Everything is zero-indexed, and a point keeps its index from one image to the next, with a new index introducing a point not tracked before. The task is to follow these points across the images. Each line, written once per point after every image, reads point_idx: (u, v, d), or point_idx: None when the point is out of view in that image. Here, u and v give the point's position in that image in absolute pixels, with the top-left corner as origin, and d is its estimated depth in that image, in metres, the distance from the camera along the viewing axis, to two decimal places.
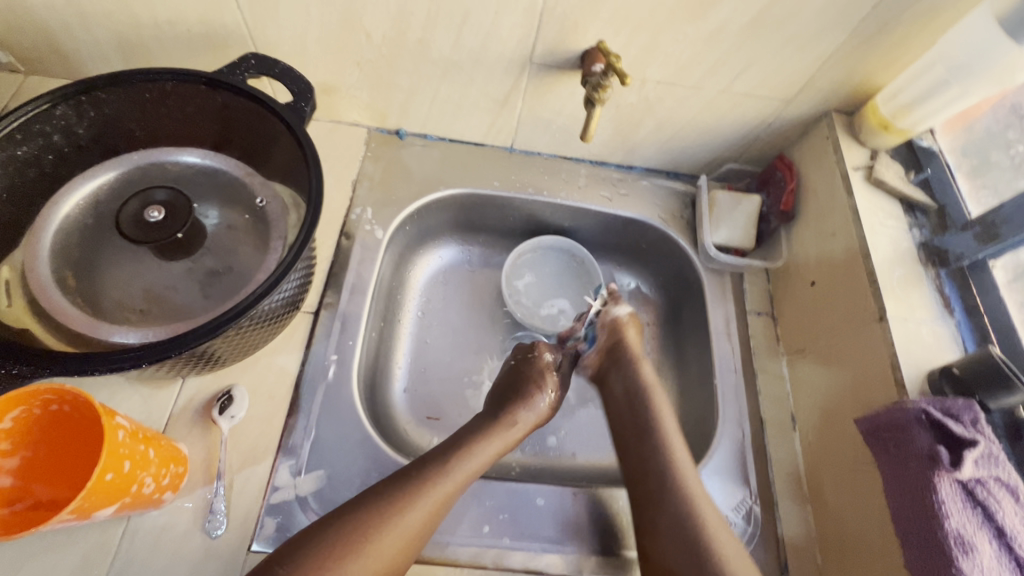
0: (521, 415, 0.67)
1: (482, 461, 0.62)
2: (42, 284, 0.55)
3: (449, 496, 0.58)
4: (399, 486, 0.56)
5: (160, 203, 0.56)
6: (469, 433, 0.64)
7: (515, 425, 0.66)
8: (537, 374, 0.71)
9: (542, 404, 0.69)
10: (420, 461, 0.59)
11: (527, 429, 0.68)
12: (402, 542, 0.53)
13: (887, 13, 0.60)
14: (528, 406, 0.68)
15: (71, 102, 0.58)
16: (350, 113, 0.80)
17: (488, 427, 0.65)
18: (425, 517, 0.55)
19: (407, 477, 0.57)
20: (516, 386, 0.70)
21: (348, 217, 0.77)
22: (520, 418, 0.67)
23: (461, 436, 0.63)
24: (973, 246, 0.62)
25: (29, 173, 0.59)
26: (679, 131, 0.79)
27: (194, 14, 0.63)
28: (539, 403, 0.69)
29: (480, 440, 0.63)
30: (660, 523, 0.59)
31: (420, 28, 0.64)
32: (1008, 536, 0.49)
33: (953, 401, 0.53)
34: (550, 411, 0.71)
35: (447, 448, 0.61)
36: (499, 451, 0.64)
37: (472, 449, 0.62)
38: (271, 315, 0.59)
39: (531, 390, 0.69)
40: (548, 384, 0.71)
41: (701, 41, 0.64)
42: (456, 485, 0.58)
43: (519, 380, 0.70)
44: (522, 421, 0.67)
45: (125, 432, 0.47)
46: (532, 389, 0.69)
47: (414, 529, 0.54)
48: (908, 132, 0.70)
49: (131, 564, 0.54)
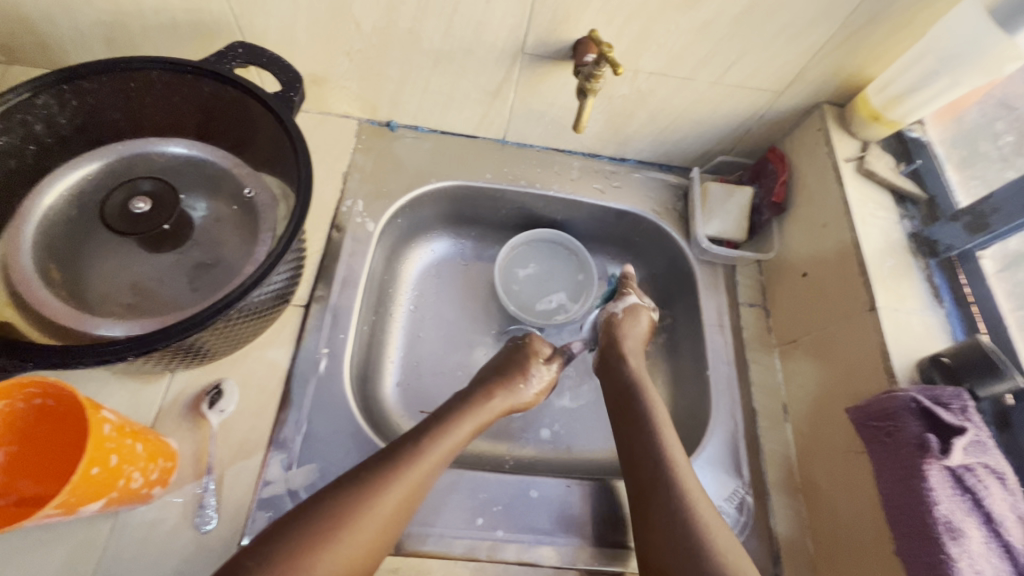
0: (502, 398, 0.66)
1: (459, 439, 0.61)
2: (25, 277, 0.54)
3: (427, 475, 0.56)
4: (376, 471, 0.54)
5: (145, 194, 0.55)
6: (450, 411, 0.63)
7: (494, 407, 0.65)
8: (523, 360, 0.70)
9: (526, 395, 0.69)
10: (397, 446, 0.57)
11: (503, 411, 0.67)
12: (381, 527, 0.52)
13: (877, 5, 0.60)
14: (512, 393, 0.67)
15: (52, 91, 0.56)
16: (340, 104, 0.79)
17: (468, 405, 0.64)
18: (397, 503, 0.53)
19: (384, 461, 0.55)
20: (502, 366, 0.70)
21: (339, 209, 0.76)
22: (501, 395, 0.66)
23: (441, 415, 0.62)
24: (962, 237, 0.63)
25: (10, 163, 0.58)
26: (672, 122, 0.79)
27: (179, 3, 0.62)
28: (522, 390, 0.69)
29: (457, 417, 0.62)
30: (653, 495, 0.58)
31: (411, 18, 0.64)
32: (996, 522, 0.49)
33: (942, 389, 0.53)
34: (533, 398, 0.70)
35: (428, 426, 0.60)
36: (476, 431, 0.64)
37: (451, 428, 0.61)
38: (260, 308, 0.58)
39: (515, 374, 0.69)
40: (533, 367, 0.71)
41: (693, 31, 0.64)
42: (434, 465, 0.57)
43: (505, 363, 0.70)
44: (499, 402, 0.66)
45: (111, 426, 0.46)
46: (517, 373, 0.69)
47: (387, 515, 0.52)
48: (899, 123, 0.70)
49: (118, 559, 0.53)
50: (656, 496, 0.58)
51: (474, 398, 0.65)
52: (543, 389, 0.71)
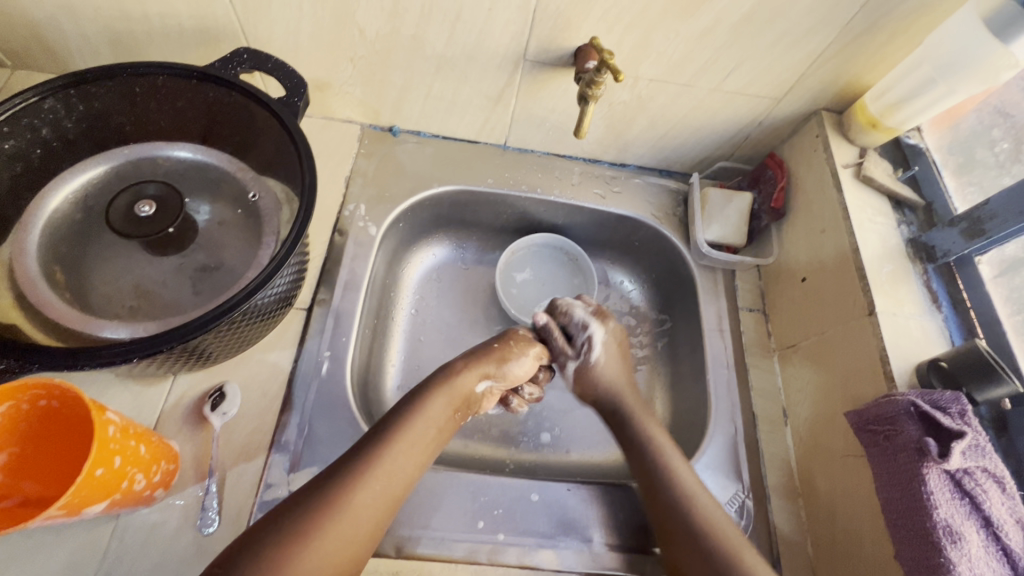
0: (480, 363, 0.66)
1: (430, 416, 0.60)
2: (30, 279, 0.54)
3: (400, 461, 0.55)
4: (349, 466, 0.53)
5: (150, 197, 0.56)
6: (418, 392, 0.62)
7: (470, 372, 0.64)
8: (505, 333, 0.71)
9: (509, 361, 0.68)
10: (368, 438, 0.56)
11: (481, 376, 0.65)
12: (359, 521, 0.51)
13: (875, 13, 0.61)
14: (493, 356, 0.67)
15: (60, 95, 0.57)
16: (344, 109, 0.80)
17: (437, 380, 0.63)
18: (377, 495, 0.53)
19: (358, 455, 0.54)
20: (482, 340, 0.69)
21: (341, 213, 0.77)
22: (478, 366, 0.65)
23: (410, 395, 0.61)
24: (960, 242, 0.63)
25: (16, 166, 0.58)
26: (673, 128, 0.80)
27: (185, 9, 0.62)
28: (505, 358, 0.68)
29: (428, 397, 0.61)
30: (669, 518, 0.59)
31: (414, 25, 0.64)
32: (995, 525, 0.49)
33: (940, 394, 0.54)
34: (513, 373, 0.68)
35: (396, 412, 0.59)
36: (448, 406, 0.62)
37: (420, 407, 0.60)
38: (263, 311, 0.59)
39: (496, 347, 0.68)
40: (516, 341, 0.70)
41: (693, 39, 0.64)
42: (408, 448, 0.57)
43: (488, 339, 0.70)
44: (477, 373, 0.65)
45: (116, 428, 0.47)
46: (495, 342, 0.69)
47: (364, 507, 0.52)
48: (896, 130, 0.71)
49: (120, 562, 0.53)
50: (674, 519, 0.58)
51: (444, 371, 0.64)
52: (529, 362, 0.70)
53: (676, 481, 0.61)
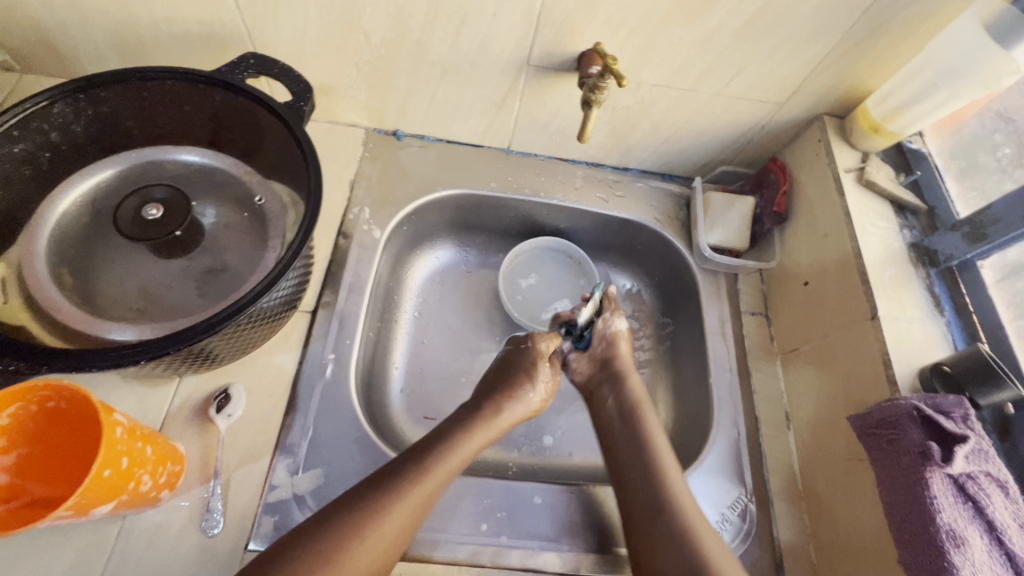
0: (509, 403, 0.66)
1: (465, 452, 0.61)
2: (39, 281, 0.55)
3: (436, 488, 0.56)
4: (392, 481, 0.55)
5: (158, 201, 0.56)
6: (453, 425, 0.63)
7: (500, 414, 0.65)
8: (528, 360, 0.70)
9: (532, 398, 0.68)
10: (403, 459, 0.58)
11: (511, 417, 0.66)
12: (395, 534, 0.53)
13: (876, 19, 0.61)
14: (518, 396, 0.67)
15: (70, 100, 0.58)
16: (348, 113, 0.80)
17: (473, 416, 0.64)
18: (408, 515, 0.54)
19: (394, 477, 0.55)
20: (507, 373, 0.69)
21: (345, 216, 0.77)
22: (506, 408, 0.66)
23: (444, 429, 0.62)
24: (962, 246, 0.64)
25: (25, 169, 0.59)
26: (675, 132, 0.80)
27: (192, 14, 0.63)
28: (529, 396, 0.68)
29: (462, 433, 0.62)
30: (646, 520, 0.59)
31: (419, 30, 0.65)
32: (998, 529, 0.49)
33: (944, 398, 0.54)
34: (538, 405, 0.70)
35: (435, 440, 0.60)
36: (481, 444, 0.62)
37: (457, 440, 0.61)
38: (268, 313, 0.59)
39: (521, 384, 0.68)
40: (538, 374, 0.69)
41: (696, 45, 0.65)
42: (444, 477, 0.57)
43: (511, 368, 0.70)
44: (508, 414, 0.66)
45: (122, 429, 0.47)
46: (523, 377, 0.68)
47: (394, 532, 0.53)
48: (899, 134, 0.71)
49: (125, 563, 0.53)
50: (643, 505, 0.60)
51: (479, 409, 0.65)
52: (545, 392, 0.70)
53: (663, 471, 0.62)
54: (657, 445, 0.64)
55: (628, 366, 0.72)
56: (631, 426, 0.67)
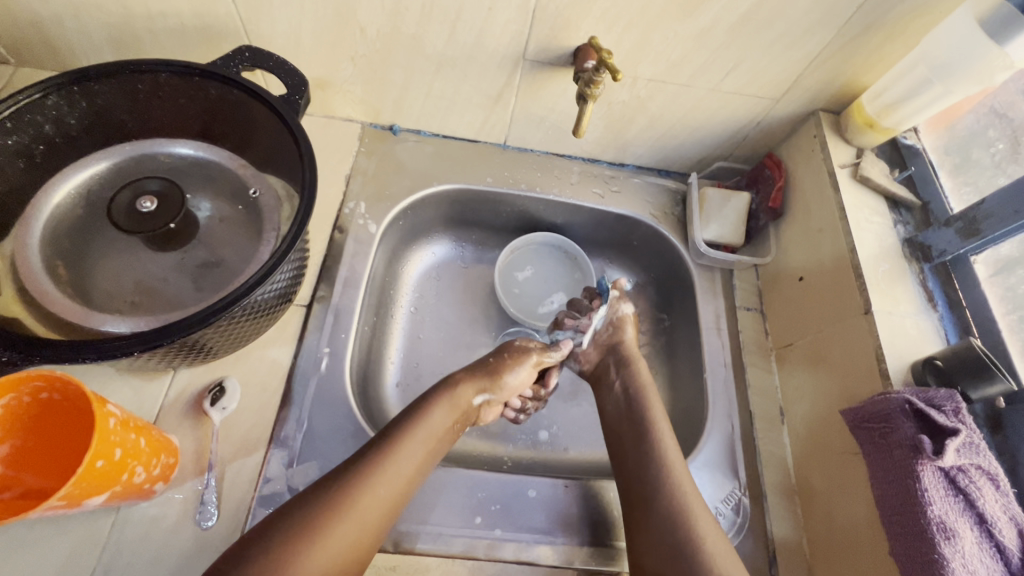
0: (475, 378, 0.66)
1: (429, 428, 0.60)
2: (32, 274, 0.55)
3: (401, 466, 0.55)
4: (362, 463, 0.54)
5: (152, 193, 0.56)
6: (419, 402, 0.62)
7: (464, 386, 0.65)
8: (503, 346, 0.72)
9: (501, 376, 0.68)
10: (374, 441, 0.57)
11: (477, 393, 0.66)
12: (366, 520, 0.52)
13: (871, 15, 0.61)
14: (485, 370, 0.67)
15: (63, 92, 0.58)
16: (344, 108, 0.80)
17: (439, 391, 0.64)
18: (375, 499, 0.53)
19: (362, 461, 0.54)
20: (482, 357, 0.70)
21: (341, 211, 0.77)
22: (472, 381, 0.66)
23: (414, 404, 0.62)
24: (956, 242, 0.64)
25: (19, 162, 0.59)
26: (671, 128, 0.80)
27: (187, 7, 0.63)
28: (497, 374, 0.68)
29: (427, 410, 0.61)
30: (651, 505, 0.58)
31: (415, 23, 0.65)
32: (989, 522, 0.50)
33: (935, 392, 0.54)
34: (508, 385, 0.68)
35: (402, 418, 0.60)
36: (446, 421, 0.62)
37: (422, 416, 0.60)
38: (263, 306, 0.59)
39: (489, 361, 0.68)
40: (507, 355, 0.70)
41: (691, 40, 0.65)
42: (409, 455, 0.57)
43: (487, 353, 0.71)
44: (471, 390, 0.65)
45: (115, 420, 0.47)
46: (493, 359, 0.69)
47: (364, 518, 0.52)
48: (893, 130, 0.71)
49: (120, 555, 0.53)
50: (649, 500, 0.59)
51: (445, 384, 0.65)
52: (523, 377, 0.70)
53: (665, 464, 0.61)
54: (660, 432, 0.64)
55: (635, 352, 0.74)
56: (636, 414, 0.67)
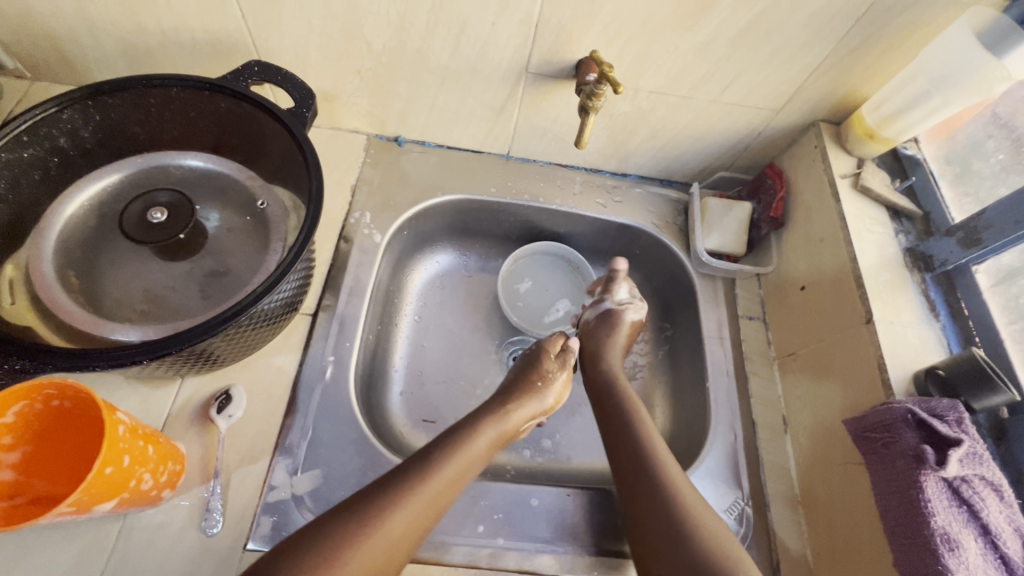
0: (525, 401, 0.67)
1: (477, 450, 0.60)
2: (44, 283, 0.56)
3: (447, 489, 0.56)
4: (407, 477, 0.55)
5: (162, 205, 0.57)
6: (465, 423, 0.63)
7: (514, 411, 0.65)
8: (538, 360, 0.72)
9: (548, 395, 0.69)
10: (418, 456, 0.58)
11: (526, 412, 0.67)
12: (403, 536, 0.52)
13: (869, 28, 0.62)
14: (535, 393, 0.68)
15: (78, 106, 0.59)
16: (350, 120, 0.82)
17: (487, 414, 0.64)
18: (414, 522, 0.53)
19: (397, 481, 0.54)
20: (524, 374, 0.70)
21: (347, 220, 0.78)
22: (524, 404, 0.66)
23: (457, 425, 0.62)
24: (957, 251, 0.65)
25: (34, 174, 0.60)
26: (673, 138, 0.81)
27: (199, 23, 0.65)
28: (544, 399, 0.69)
29: (475, 435, 0.61)
30: (653, 519, 0.56)
31: (419, 38, 0.66)
32: (993, 533, 0.50)
33: (938, 401, 0.54)
34: (552, 406, 0.70)
35: (445, 438, 0.60)
36: (496, 440, 0.63)
37: (470, 438, 0.60)
38: (270, 315, 0.60)
39: (536, 383, 0.69)
40: (553, 374, 0.71)
41: (692, 52, 0.66)
42: (455, 477, 0.57)
43: (529, 371, 0.71)
44: (519, 414, 0.66)
45: (124, 427, 0.48)
46: (534, 372, 0.70)
47: (397, 535, 0.51)
48: (893, 141, 0.72)
49: (126, 561, 0.54)
50: (656, 518, 0.56)
51: (494, 405, 0.65)
52: (561, 388, 0.71)
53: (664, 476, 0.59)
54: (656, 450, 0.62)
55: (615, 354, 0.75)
56: (619, 416, 0.67)
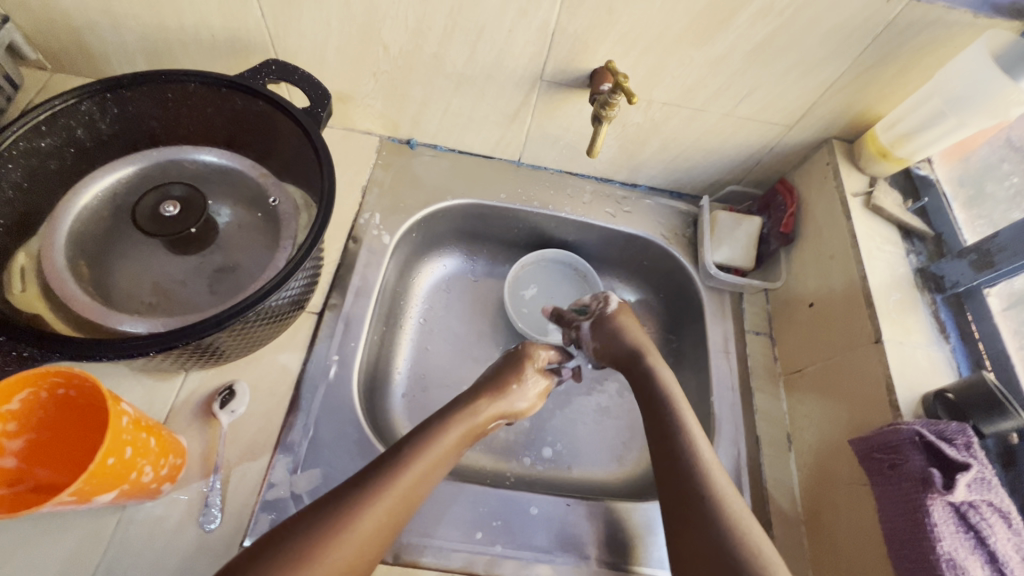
0: (495, 401, 0.66)
1: (446, 447, 0.59)
2: (56, 272, 0.56)
3: (416, 485, 0.55)
4: (378, 475, 0.54)
5: (176, 198, 0.58)
6: (436, 421, 0.62)
7: (482, 410, 0.64)
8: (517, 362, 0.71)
9: (520, 397, 0.68)
10: (388, 454, 0.57)
11: (496, 414, 0.66)
12: (372, 536, 0.50)
13: (886, 47, 0.62)
14: (505, 393, 0.67)
15: (97, 99, 0.60)
16: (364, 121, 0.82)
17: (456, 412, 0.63)
18: (383, 519, 0.52)
19: (370, 480, 0.53)
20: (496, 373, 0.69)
21: (356, 221, 0.79)
22: (491, 402, 0.65)
23: (429, 423, 0.61)
24: (969, 273, 0.64)
25: (51, 163, 0.61)
26: (685, 151, 0.81)
27: (218, 22, 0.65)
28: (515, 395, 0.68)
29: (443, 431, 0.60)
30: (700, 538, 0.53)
31: (436, 42, 0.67)
32: (1001, 561, 0.49)
33: (946, 424, 0.53)
34: (524, 408, 0.70)
35: (415, 435, 0.59)
36: (465, 439, 0.62)
37: (439, 434, 0.59)
38: (276, 312, 0.60)
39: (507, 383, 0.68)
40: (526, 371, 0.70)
41: (706, 66, 0.66)
42: (424, 473, 0.56)
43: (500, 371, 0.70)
44: (486, 412, 0.65)
45: (128, 419, 0.48)
46: (510, 374, 0.69)
47: (365, 536, 0.50)
48: (906, 160, 0.71)
49: (123, 553, 0.54)
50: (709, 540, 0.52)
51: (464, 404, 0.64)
52: (534, 395, 0.70)
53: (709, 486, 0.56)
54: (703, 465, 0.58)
55: (644, 346, 0.72)
56: (666, 425, 0.63)
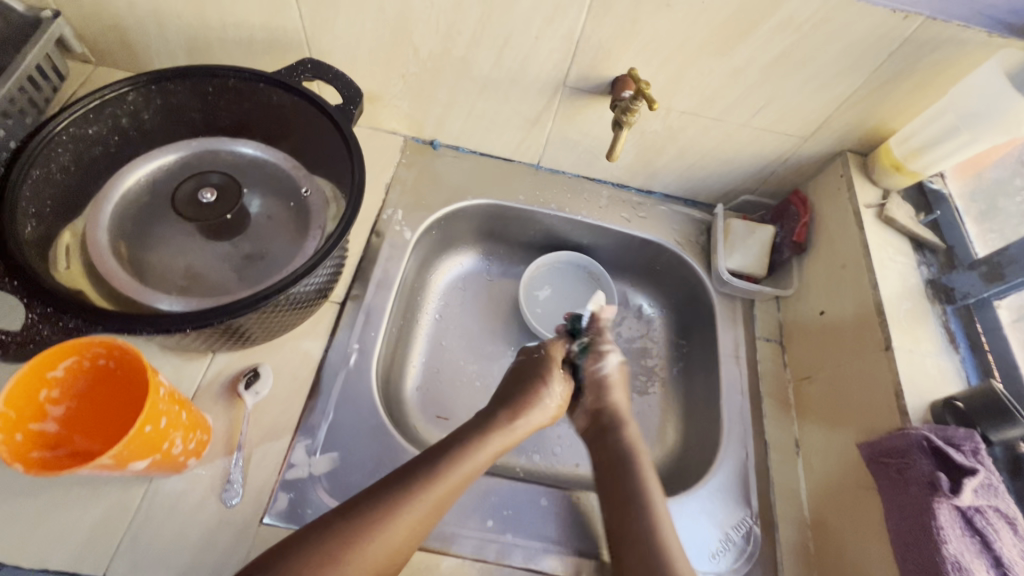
0: (530, 413, 0.66)
1: (481, 461, 0.61)
2: (100, 251, 0.61)
3: (447, 496, 0.57)
4: (409, 483, 0.56)
5: (213, 185, 0.61)
6: (472, 432, 0.62)
7: (516, 422, 0.65)
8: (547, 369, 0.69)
9: (550, 406, 0.68)
10: (422, 461, 0.58)
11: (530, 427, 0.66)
12: (400, 543, 0.53)
13: (900, 63, 0.64)
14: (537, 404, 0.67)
15: (142, 90, 0.63)
16: (390, 121, 0.85)
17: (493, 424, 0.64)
18: (412, 528, 0.54)
19: (399, 485, 0.55)
20: (525, 379, 0.69)
21: (379, 216, 0.81)
22: (525, 414, 0.65)
23: (463, 433, 0.62)
24: (979, 285, 0.66)
25: (96, 149, 0.64)
26: (700, 159, 0.83)
27: (259, 21, 0.69)
28: (547, 403, 0.67)
29: (478, 443, 0.61)
30: None
31: (465, 46, 0.70)
32: (1006, 566, 0.49)
33: (954, 430, 0.54)
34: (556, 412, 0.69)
35: (450, 445, 0.60)
36: (500, 451, 0.63)
37: (473, 447, 0.61)
38: (302, 300, 0.63)
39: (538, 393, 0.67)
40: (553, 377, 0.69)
41: (725, 77, 0.69)
42: (456, 484, 0.58)
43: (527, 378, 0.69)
44: (522, 425, 0.65)
45: (165, 391, 0.50)
46: (540, 384, 0.68)
47: (394, 544, 0.53)
48: (919, 174, 0.72)
49: (148, 523, 0.56)
50: None
51: (501, 416, 0.65)
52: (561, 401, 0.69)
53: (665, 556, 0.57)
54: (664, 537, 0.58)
55: (625, 416, 0.70)
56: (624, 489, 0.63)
